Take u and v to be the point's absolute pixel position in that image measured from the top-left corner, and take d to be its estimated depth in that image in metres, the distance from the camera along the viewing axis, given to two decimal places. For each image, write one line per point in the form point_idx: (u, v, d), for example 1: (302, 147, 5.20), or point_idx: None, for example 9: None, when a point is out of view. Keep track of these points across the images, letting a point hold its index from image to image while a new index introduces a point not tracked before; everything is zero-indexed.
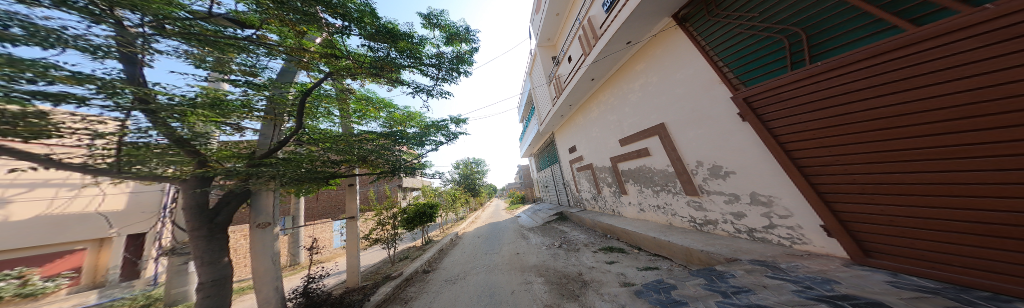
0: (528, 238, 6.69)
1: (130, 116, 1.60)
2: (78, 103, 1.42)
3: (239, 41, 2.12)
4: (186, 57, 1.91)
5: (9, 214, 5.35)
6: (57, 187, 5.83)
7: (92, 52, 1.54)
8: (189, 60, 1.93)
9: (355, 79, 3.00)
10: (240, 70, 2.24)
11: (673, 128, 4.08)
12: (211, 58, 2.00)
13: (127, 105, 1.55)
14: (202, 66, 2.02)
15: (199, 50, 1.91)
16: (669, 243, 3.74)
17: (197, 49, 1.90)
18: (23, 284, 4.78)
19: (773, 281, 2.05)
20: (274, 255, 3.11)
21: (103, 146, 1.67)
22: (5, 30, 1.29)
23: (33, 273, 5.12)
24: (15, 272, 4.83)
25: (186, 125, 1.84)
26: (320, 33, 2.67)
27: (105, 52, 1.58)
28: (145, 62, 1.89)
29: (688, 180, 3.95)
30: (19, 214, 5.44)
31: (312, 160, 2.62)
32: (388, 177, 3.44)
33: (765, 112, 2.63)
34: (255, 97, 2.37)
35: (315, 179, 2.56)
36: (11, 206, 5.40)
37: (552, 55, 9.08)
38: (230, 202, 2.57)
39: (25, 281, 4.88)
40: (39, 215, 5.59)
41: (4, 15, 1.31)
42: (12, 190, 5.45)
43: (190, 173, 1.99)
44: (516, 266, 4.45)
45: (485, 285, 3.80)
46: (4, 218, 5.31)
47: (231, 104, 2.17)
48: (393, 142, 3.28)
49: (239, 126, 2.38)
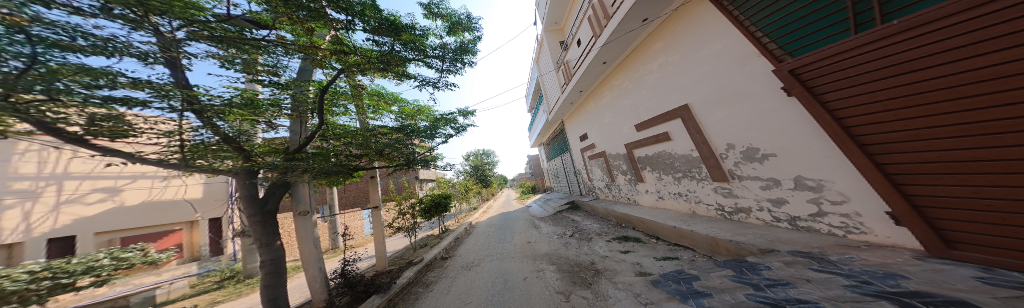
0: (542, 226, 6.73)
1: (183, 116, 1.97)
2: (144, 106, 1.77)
3: (260, 42, 2.35)
4: (219, 60, 2.20)
5: (124, 200, 6.88)
6: (151, 178, 7.37)
7: (142, 58, 1.78)
8: (221, 62, 2.22)
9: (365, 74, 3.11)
10: (265, 70, 2.62)
11: (698, 109, 3.77)
12: (240, 60, 2.31)
13: (177, 106, 1.88)
14: (235, 68, 2.36)
15: (228, 53, 2.19)
16: (692, 233, 3.52)
17: (227, 51, 2.17)
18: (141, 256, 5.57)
19: (818, 275, 1.82)
20: (315, 240, 3.59)
21: (173, 142, 2.03)
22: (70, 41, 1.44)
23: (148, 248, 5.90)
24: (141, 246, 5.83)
25: (227, 123, 2.22)
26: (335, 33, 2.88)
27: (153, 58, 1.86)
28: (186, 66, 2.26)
29: (716, 166, 3.66)
30: (130, 200, 6.96)
31: (338, 154, 2.95)
32: (404, 169, 3.68)
33: (820, 85, 2.25)
34: (282, 96, 2.73)
35: (341, 172, 2.91)
36: (124, 194, 6.92)
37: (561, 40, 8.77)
38: (275, 192, 3.03)
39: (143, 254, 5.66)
40: (144, 200, 7.13)
41: (65, 27, 1.42)
42: (122, 181, 6.95)
43: (239, 166, 2.41)
44: (528, 254, 4.52)
45: (497, 272, 3.96)
46: (122, 203, 6.84)
47: (264, 103, 2.56)
48: (405, 136, 3.49)
49: (273, 124, 2.77)
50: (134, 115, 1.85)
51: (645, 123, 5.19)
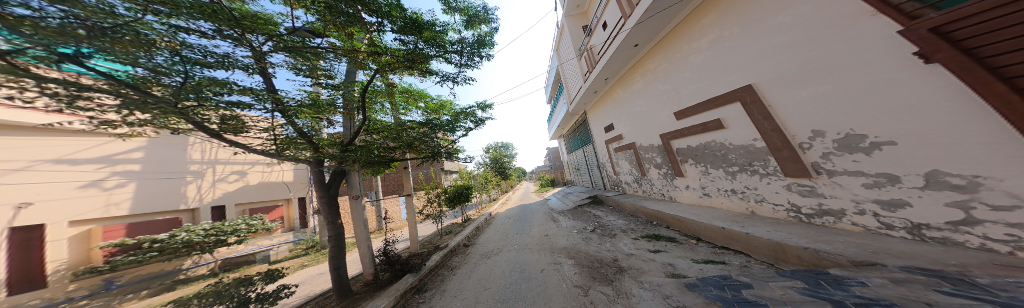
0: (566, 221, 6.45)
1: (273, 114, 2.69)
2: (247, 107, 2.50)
3: (317, 49, 2.77)
4: (292, 68, 2.85)
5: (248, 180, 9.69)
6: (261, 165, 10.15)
7: (247, 70, 2.52)
8: (294, 69, 2.87)
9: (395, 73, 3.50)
10: (323, 74, 3.21)
11: (764, 90, 3.31)
12: (305, 67, 2.94)
13: (269, 106, 2.57)
14: (304, 73, 3.01)
15: (298, 62, 2.83)
16: (748, 237, 2.91)
17: (297, 61, 2.82)
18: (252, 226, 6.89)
19: (944, 294, 1.29)
20: (363, 221, 4.27)
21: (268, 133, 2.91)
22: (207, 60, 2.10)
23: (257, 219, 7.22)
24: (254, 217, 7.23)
25: (302, 120, 2.93)
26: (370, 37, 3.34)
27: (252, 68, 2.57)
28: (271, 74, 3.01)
29: (794, 158, 3.08)
30: (252, 180, 9.76)
31: (377, 147, 3.46)
32: (431, 160, 4.11)
33: (985, 43, 1.55)
34: (334, 96, 3.35)
35: (380, 162, 3.43)
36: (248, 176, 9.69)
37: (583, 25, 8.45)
38: (335, 179, 3.75)
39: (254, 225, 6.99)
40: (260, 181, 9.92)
41: (200, 49, 2.00)
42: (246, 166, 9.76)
43: (310, 156, 3.07)
44: (545, 247, 4.47)
45: (515, 262, 4.02)
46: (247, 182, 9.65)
47: (324, 103, 3.24)
48: (430, 130, 3.85)
49: (330, 120, 3.49)
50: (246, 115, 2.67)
51: (691, 110, 4.64)
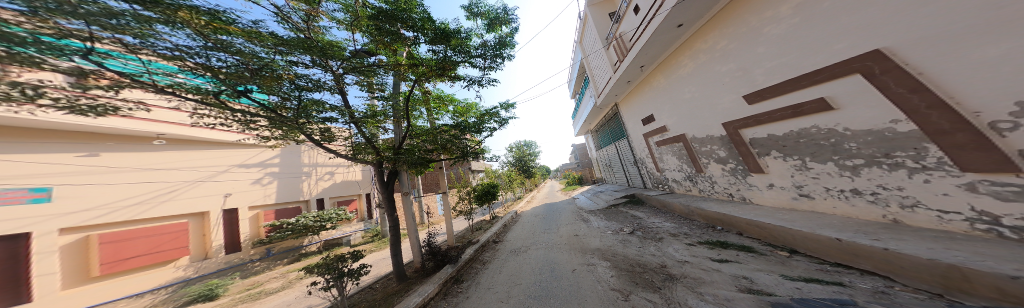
0: (604, 224, 5.89)
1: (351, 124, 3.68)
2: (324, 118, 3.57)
3: (372, 67, 3.58)
4: (361, 84, 3.85)
5: None
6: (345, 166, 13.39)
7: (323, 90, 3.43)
8: (361, 84, 3.86)
9: (429, 80, 4.05)
10: (377, 88, 4.07)
11: (909, 52, 2.26)
12: (366, 83, 3.92)
13: (348, 117, 3.58)
14: (367, 87, 3.97)
15: (364, 81, 3.84)
16: (880, 253, 1.94)
17: (363, 80, 3.82)
18: (322, 218, 8.46)
19: None
20: (412, 215, 4.94)
21: (343, 134, 4.07)
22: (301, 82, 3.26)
23: (326, 213, 8.70)
24: (326, 211, 8.76)
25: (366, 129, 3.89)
26: (410, 51, 4.01)
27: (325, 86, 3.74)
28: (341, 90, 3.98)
29: (967, 142, 2.03)
30: None
31: (418, 150, 4.00)
32: (462, 161, 4.58)
33: None
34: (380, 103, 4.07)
35: (422, 163, 3.99)
36: None
37: (609, 13, 8.33)
38: (392, 177, 4.51)
39: (323, 217, 8.51)
40: None
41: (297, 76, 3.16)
42: None
43: (371, 159, 3.84)
44: (576, 247, 4.29)
45: (544, 261, 3.93)
46: None
47: (379, 113, 4.07)
48: (460, 132, 4.29)
49: (386, 129, 4.35)
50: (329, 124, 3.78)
51: (769, 90, 3.78)
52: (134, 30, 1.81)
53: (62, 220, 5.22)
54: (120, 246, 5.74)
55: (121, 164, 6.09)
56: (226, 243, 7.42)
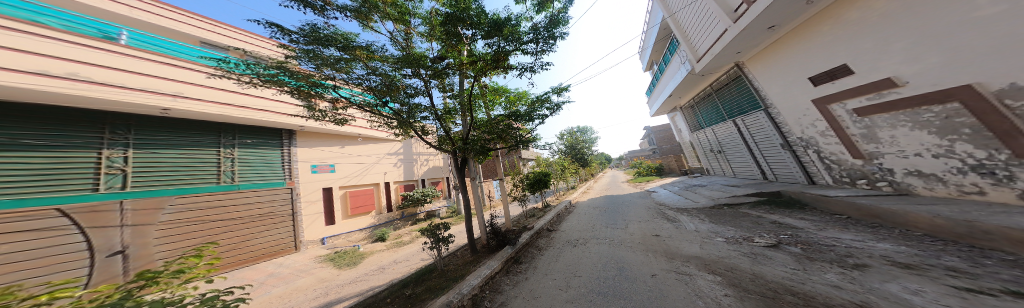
0: (711, 227, 4.10)
1: (438, 121, 4.62)
2: (418, 120, 4.72)
3: (443, 70, 4.25)
4: (444, 87, 4.74)
5: None
6: None
7: (412, 94, 4.41)
8: (445, 88, 4.75)
9: (485, 73, 4.31)
10: (450, 88, 4.86)
11: None
12: (443, 87, 4.74)
13: (437, 114, 4.55)
14: (444, 88, 4.79)
15: (445, 86, 4.71)
16: None
17: (444, 85, 4.68)
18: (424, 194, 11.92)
19: None
20: (479, 197, 5.53)
21: (431, 130, 5.19)
22: (410, 95, 4.49)
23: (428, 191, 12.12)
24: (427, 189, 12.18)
25: (444, 123, 4.71)
26: (468, 49, 4.38)
27: (424, 92, 4.95)
28: (427, 94, 5.02)
29: None
30: None
31: (480, 144, 4.31)
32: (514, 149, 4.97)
33: None
34: (449, 100, 4.81)
35: (483, 152, 4.37)
36: None
37: None
38: (461, 163, 5.18)
39: (427, 194, 11.92)
40: None
41: (408, 89, 4.37)
42: None
43: (444, 145, 4.65)
44: (656, 250, 3.46)
45: (609, 256, 3.49)
46: None
47: (451, 111, 4.84)
48: (514, 121, 4.49)
49: (459, 123, 5.08)
50: (424, 124, 5.02)
51: None
52: (343, 68, 3.81)
53: (337, 181, 9.55)
54: (356, 198, 9.90)
55: (351, 152, 10.20)
56: (387, 205, 11.01)
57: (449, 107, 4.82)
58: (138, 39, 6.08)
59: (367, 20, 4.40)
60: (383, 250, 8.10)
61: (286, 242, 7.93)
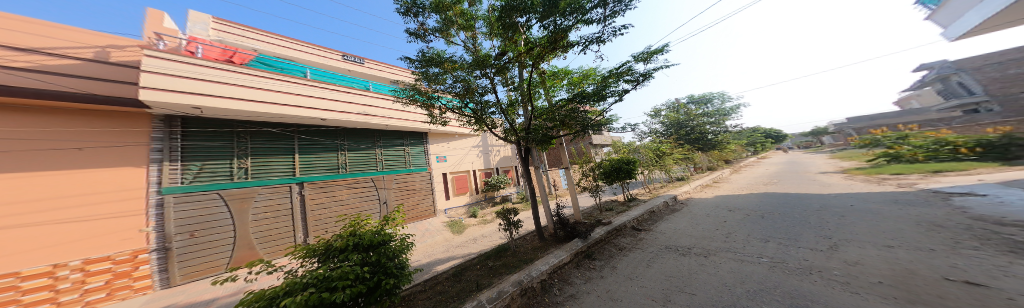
0: (951, 254, 2.44)
1: (502, 113, 4.79)
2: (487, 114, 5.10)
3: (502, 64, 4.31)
4: (508, 81, 4.83)
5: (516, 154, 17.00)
6: None
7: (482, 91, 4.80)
8: (508, 81, 4.85)
9: (543, 59, 4.02)
10: (511, 80, 4.96)
11: None
12: (506, 81, 4.87)
13: (501, 107, 4.71)
14: (506, 81, 4.91)
15: (507, 80, 4.83)
16: None
17: (506, 80, 4.80)
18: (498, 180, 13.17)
19: None
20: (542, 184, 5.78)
21: (497, 123, 5.53)
22: (481, 94, 4.90)
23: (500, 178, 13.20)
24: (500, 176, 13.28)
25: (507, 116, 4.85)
26: (524, 37, 4.22)
27: (491, 89, 5.21)
28: (493, 90, 5.27)
29: None
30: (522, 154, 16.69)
31: (540, 131, 4.32)
32: (580, 135, 4.64)
33: None
34: (510, 92, 4.89)
35: (543, 140, 4.44)
36: None
37: None
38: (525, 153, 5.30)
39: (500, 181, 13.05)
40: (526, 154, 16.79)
41: (479, 87, 4.76)
42: None
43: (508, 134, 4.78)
44: (819, 278, 2.23)
45: (737, 277, 2.53)
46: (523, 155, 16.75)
47: (513, 104, 4.99)
48: (577, 104, 4.29)
49: (521, 114, 5.10)
50: (492, 118, 5.40)
51: None
52: (438, 79, 4.60)
53: (444, 168, 11.68)
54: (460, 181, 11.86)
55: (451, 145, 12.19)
56: (475, 187, 12.82)
57: (513, 100, 4.92)
58: (375, 87, 9.69)
59: (448, 33, 4.88)
60: (475, 224, 9.57)
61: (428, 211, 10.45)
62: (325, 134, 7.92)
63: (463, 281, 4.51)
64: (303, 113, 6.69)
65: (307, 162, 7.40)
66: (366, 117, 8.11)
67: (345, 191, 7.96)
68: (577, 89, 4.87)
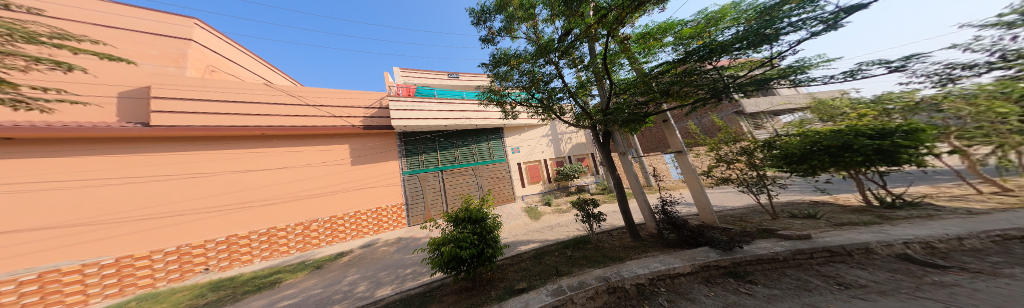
0: None
1: (571, 96, 4.52)
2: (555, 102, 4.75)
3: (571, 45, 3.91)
4: (575, 61, 4.29)
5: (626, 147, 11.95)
6: None
7: (548, 78, 4.51)
8: (576, 62, 4.30)
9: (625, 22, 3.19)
10: (581, 60, 4.34)
11: None
12: (572, 62, 4.31)
13: (572, 92, 4.40)
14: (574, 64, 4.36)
15: (575, 61, 4.29)
16: None
17: (571, 61, 4.26)
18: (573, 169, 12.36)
19: None
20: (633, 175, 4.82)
21: (568, 109, 5.11)
22: (548, 83, 4.53)
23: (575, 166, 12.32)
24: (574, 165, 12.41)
25: (576, 98, 4.51)
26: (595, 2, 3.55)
27: (556, 75, 4.65)
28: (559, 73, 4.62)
29: None
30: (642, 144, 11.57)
31: (629, 107, 3.76)
32: (705, 104, 3.37)
33: None
34: (582, 73, 4.37)
35: (634, 119, 3.75)
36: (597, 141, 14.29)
37: None
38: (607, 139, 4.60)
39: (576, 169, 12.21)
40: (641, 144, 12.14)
41: (545, 74, 4.47)
42: None
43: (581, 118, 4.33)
44: None
45: None
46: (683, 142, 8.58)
47: (585, 85, 4.53)
48: (697, 62, 3.34)
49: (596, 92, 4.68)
50: (564, 106, 4.98)
51: None
52: (505, 73, 4.58)
53: (518, 157, 12.24)
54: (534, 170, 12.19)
55: (524, 136, 12.60)
56: (548, 177, 12.69)
57: (582, 83, 4.50)
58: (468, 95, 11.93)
59: (512, 29, 4.58)
60: (550, 213, 9.40)
61: (507, 196, 11.45)
62: (443, 136, 10.86)
63: (542, 263, 4.46)
64: (430, 122, 9.82)
65: (446, 154, 10.79)
66: (466, 120, 10.56)
67: (462, 174, 10.84)
68: (688, 46, 3.55)
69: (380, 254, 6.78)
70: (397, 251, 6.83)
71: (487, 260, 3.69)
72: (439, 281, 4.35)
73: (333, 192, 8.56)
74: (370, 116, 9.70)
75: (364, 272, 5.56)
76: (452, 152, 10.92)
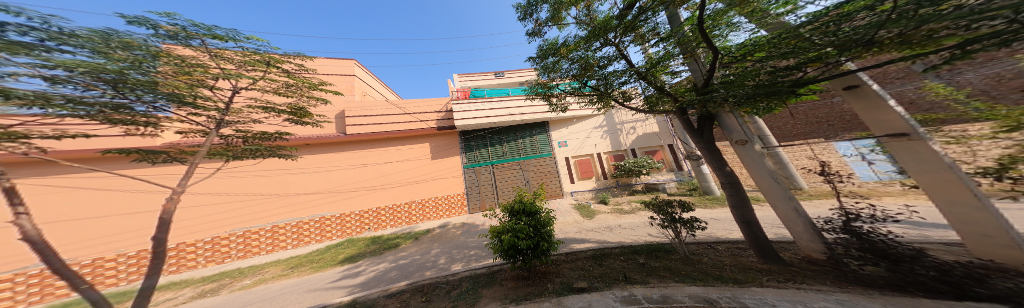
0: None
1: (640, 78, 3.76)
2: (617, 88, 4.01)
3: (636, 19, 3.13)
4: (641, 36, 3.45)
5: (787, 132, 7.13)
6: None
7: (604, 61, 3.76)
8: (643, 37, 3.46)
9: None
10: (651, 35, 3.42)
11: None
12: (635, 40, 3.49)
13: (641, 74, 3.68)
14: (639, 41, 3.54)
15: (640, 37, 3.44)
16: None
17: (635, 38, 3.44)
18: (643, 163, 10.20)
19: None
20: (769, 171, 3.41)
21: (634, 92, 4.23)
22: (602, 69, 3.80)
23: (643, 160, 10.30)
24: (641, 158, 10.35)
25: (650, 81, 3.72)
26: None
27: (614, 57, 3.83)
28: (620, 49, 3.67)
29: None
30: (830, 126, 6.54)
31: (755, 75, 2.81)
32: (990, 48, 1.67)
33: None
34: (655, 47, 3.54)
35: (778, 90, 2.53)
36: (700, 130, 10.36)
37: None
38: (706, 123, 3.71)
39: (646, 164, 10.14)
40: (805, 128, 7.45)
41: (598, 59, 3.74)
42: None
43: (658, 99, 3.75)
44: None
45: None
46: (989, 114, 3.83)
47: (661, 61, 3.66)
48: None
49: (678, 67, 3.72)
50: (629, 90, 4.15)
51: None
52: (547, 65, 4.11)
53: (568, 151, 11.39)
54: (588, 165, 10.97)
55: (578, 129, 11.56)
56: (603, 172, 11.26)
57: (656, 60, 3.68)
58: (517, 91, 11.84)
59: (560, 17, 3.97)
60: (607, 212, 8.22)
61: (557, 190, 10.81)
62: (494, 133, 11.14)
63: (604, 265, 3.90)
64: (485, 120, 10.30)
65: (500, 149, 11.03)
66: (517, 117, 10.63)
67: (511, 167, 10.92)
68: None
69: (452, 234, 7.57)
70: (464, 234, 7.44)
71: (542, 253, 3.47)
72: (499, 265, 4.43)
73: (408, 183, 10.10)
74: (439, 118, 10.97)
75: (444, 247, 6.39)
76: (506, 147, 11.05)
